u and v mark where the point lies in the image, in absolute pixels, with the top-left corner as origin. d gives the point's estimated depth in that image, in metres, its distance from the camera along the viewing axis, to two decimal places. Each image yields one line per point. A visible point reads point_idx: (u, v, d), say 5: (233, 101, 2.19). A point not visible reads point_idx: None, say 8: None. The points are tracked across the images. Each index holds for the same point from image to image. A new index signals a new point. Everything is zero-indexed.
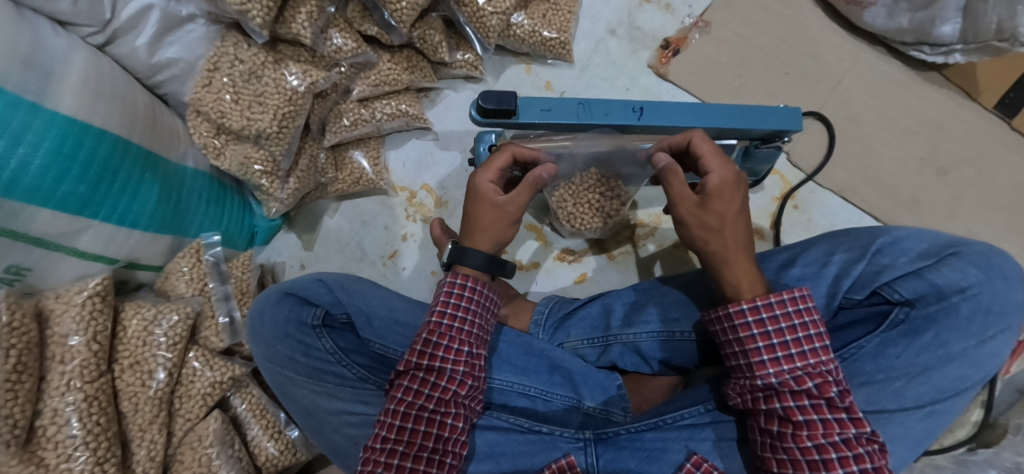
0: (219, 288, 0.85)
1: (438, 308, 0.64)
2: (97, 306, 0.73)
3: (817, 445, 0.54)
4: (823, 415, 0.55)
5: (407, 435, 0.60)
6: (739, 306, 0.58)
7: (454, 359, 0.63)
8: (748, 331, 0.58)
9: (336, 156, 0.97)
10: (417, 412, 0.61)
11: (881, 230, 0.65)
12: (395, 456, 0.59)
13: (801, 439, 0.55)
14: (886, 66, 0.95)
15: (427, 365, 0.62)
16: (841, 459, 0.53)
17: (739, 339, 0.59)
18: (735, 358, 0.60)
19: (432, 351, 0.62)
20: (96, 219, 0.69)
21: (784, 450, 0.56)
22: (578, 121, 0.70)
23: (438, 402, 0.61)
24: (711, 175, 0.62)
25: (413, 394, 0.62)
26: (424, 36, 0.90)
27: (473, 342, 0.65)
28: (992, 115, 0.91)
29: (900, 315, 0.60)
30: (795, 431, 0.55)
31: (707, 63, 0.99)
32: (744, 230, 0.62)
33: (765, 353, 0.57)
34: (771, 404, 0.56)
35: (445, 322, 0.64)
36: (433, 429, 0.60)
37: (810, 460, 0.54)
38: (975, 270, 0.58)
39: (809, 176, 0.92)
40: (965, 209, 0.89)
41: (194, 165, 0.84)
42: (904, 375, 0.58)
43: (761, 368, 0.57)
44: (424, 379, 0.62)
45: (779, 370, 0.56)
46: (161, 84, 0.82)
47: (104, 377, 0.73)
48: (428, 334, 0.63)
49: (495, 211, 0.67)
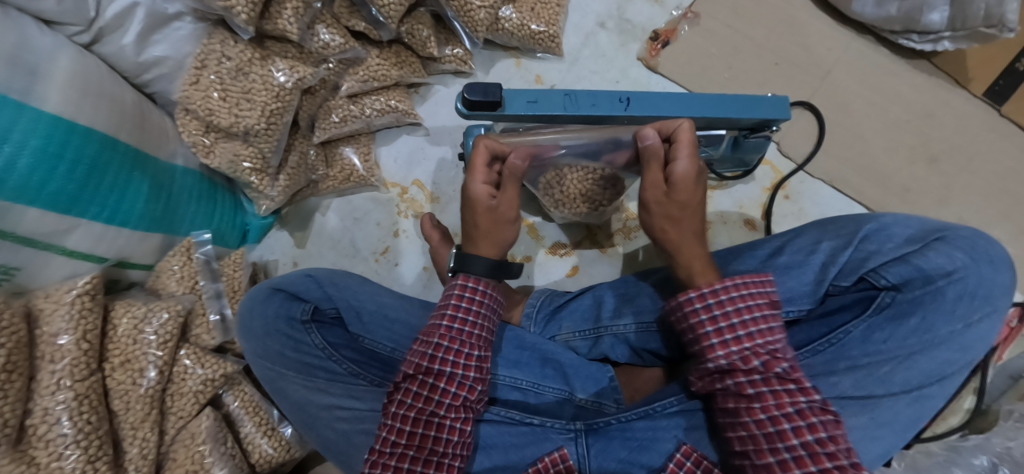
0: (210, 286, 0.85)
1: (448, 311, 0.64)
2: (86, 305, 0.72)
3: (769, 418, 0.54)
4: (774, 388, 0.55)
5: (417, 439, 0.60)
6: (686, 294, 0.59)
7: (463, 364, 0.62)
8: (698, 318, 0.58)
9: (326, 153, 0.97)
10: (428, 417, 0.60)
11: (868, 217, 0.65)
12: (405, 460, 0.59)
13: (755, 412, 0.55)
14: (876, 55, 0.95)
15: (437, 370, 0.62)
16: (795, 430, 0.53)
17: (692, 327, 0.59)
18: (693, 345, 0.60)
19: (442, 356, 0.62)
20: (85, 218, 0.69)
21: (742, 426, 0.56)
22: (564, 112, 0.69)
23: (449, 407, 0.61)
24: (679, 163, 0.63)
25: (423, 400, 0.61)
26: (413, 31, 0.90)
27: (480, 345, 0.65)
28: (982, 102, 0.91)
29: (886, 299, 0.60)
30: (748, 406, 0.56)
31: (696, 54, 0.99)
32: (697, 219, 0.65)
33: (714, 336, 0.57)
34: (725, 383, 0.57)
35: (456, 327, 0.63)
36: (440, 434, 0.60)
37: (767, 433, 0.54)
38: (961, 254, 0.58)
39: (799, 166, 0.92)
40: (956, 196, 0.89)
41: (184, 163, 0.84)
42: (892, 359, 0.57)
43: (711, 350, 0.58)
44: (436, 386, 0.61)
45: (730, 352, 0.57)
46: (149, 82, 0.82)
47: (95, 376, 0.73)
48: (439, 339, 0.62)
49: (492, 217, 0.68)
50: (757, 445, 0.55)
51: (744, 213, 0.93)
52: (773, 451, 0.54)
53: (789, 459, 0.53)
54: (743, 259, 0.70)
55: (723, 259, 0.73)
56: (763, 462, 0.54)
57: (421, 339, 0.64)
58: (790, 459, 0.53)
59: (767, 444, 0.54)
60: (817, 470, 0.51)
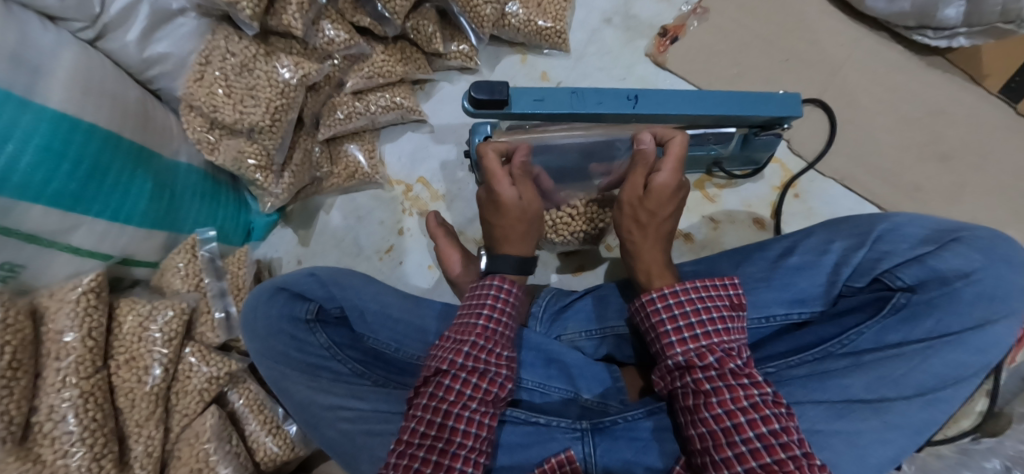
0: (214, 283, 0.85)
1: (484, 310, 0.65)
2: (91, 302, 0.72)
3: (727, 412, 0.54)
4: (729, 382, 0.55)
5: (447, 433, 0.59)
6: (649, 295, 0.61)
7: (496, 362, 0.63)
8: (659, 316, 0.60)
9: (331, 151, 0.97)
10: (460, 411, 0.59)
11: (881, 217, 0.64)
12: (434, 452, 0.58)
13: (713, 407, 0.55)
14: (889, 51, 0.93)
15: (472, 366, 0.61)
16: (751, 422, 0.53)
17: (653, 324, 0.61)
18: (656, 345, 0.62)
19: (477, 353, 0.62)
20: (88, 216, 0.69)
21: (701, 423, 0.55)
22: (571, 111, 0.68)
23: (479, 402, 0.61)
24: (661, 174, 0.68)
25: (455, 393, 0.60)
26: (418, 26, 0.89)
27: (507, 345, 0.66)
28: (997, 99, 0.90)
29: (901, 300, 0.59)
30: (706, 400, 0.55)
31: (705, 51, 0.97)
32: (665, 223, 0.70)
33: (673, 333, 0.59)
34: (684, 381, 0.58)
35: (490, 326, 0.64)
36: (470, 429, 0.59)
37: (724, 428, 0.54)
38: (978, 255, 0.57)
39: (810, 164, 0.91)
40: (969, 196, 0.88)
41: (188, 161, 0.83)
42: (906, 360, 0.56)
43: (670, 348, 0.59)
44: (471, 381, 0.60)
45: (687, 349, 0.58)
46: (153, 79, 0.81)
47: (100, 374, 0.73)
48: (476, 337, 0.62)
49: (520, 218, 0.73)
50: (716, 440, 0.54)
51: (752, 212, 0.91)
52: (730, 445, 0.53)
53: (747, 452, 0.52)
54: (753, 260, 0.70)
55: (732, 259, 0.72)
56: (721, 458, 0.53)
57: (454, 335, 0.64)
58: (748, 452, 0.52)
59: (726, 439, 0.53)
60: (773, 461, 0.51)
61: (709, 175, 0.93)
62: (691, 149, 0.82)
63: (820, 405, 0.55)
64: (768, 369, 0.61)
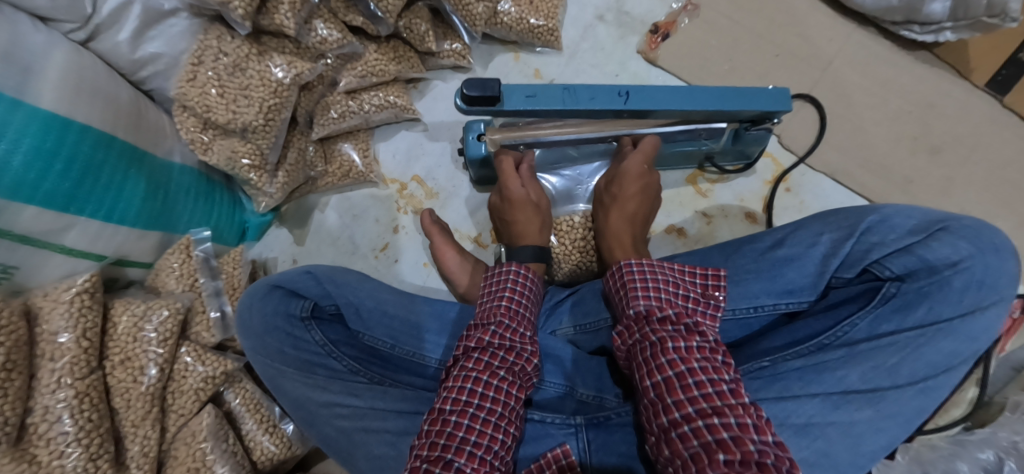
0: (209, 283, 0.85)
1: (505, 293, 0.68)
2: (86, 303, 0.72)
3: (682, 357, 0.56)
4: (684, 333, 0.59)
5: (478, 398, 0.58)
6: (627, 261, 0.66)
7: (521, 338, 0.64)
8: (629, 276, 0.65)
9: (325, 149, 0.96)
10: (490, 378, 0.59)
11: (870, 208, 0.65)
12: (466, 416, 0.57)
13: (670, 353, 0.57)
14: (877, 46, 0.94)
15: (498, 341, 0.63)
16: (703, 369, 0.55)
17: (621, 282, 0.65)
18: (620, 305, 0.65)
19: (502, 332, 0.64)
20: (82, 216, 0.69)
21: (657, 369, 0.56)
22: (563, 107, 0.69)
23: (508, 370, 0.61)
24: (629, 161, 0.78)
25: (484, 364, 0.60)
26: (410, 25, 0.90)
27: (529, 328, 0.67)
28: (984, 92, 0.91)
29: (891, 290, 0.59)
30: (664, 348, 0.57)
31: (696, 47, 0.98)
32: (630, 203, 0.78)
33: (639, 289, 0.63)
34: (643, 331, 0.60)
35: (513, 307, 0.67)
36: (502, 396, 0.59)
37: (678, 373, 0.55)
38: (966, 244, 0.58)
39: (800, 158, 0.92)
40: (958, 188, 0.88)
41: (181, 161, 0.84)
42: (899, 350, 0.56)
43: (634, 300, 0.63)
44: (500, 353, 0.62)
45: (650, 301, 0.62)
46: (146, 79, 0.81)
47: (95, 374, 0.73)
48: (500, 316, 0.65)
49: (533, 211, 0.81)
50: (669, 387, 0.55)
51: (745, 206, 0.92)
52: (681, 390, 0.54)
53: (698, 395, 0.53)
54: (743, 253, 0.70)
55: (723, 251, 0.72)
56: (672, 400, 0.54)
57: (480, 317, 0.66)
58: (699, 394, 0.53)
59: (678, 383, 0.55)
60: (722, 403, 0.52)
61: (701, 170, 0.93)
62: (682, 144, 0.83)
63: (816, 398, 0.55)
64: (762, 363, 0.60)
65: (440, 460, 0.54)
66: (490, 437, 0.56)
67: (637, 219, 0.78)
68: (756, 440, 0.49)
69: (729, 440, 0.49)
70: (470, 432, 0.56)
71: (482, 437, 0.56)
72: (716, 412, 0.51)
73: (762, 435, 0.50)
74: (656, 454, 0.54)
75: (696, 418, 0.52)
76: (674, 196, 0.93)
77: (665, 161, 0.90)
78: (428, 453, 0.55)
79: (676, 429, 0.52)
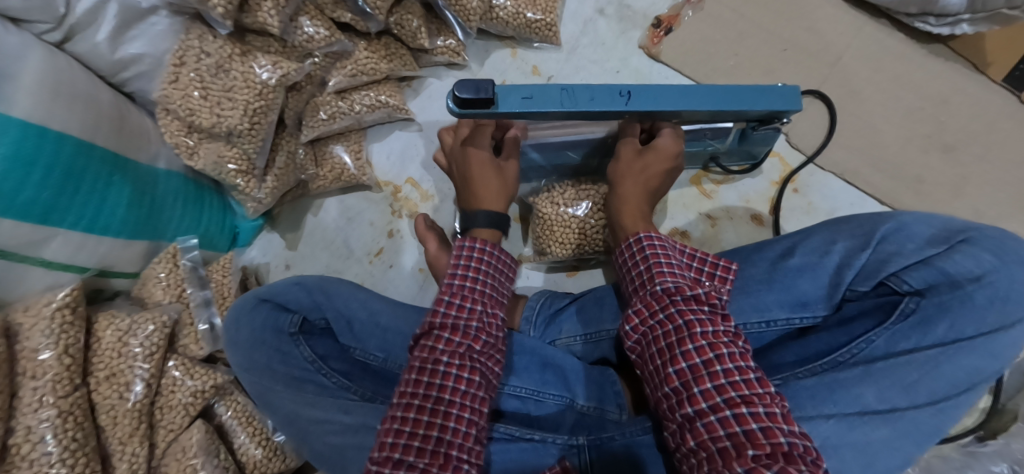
0: (198, 294, 0.83)
1: (456, 270, 0.64)
2: (67, 319, 0.70)
3: (710, 344, 0.55)
4: (709, 316, 0.58)
5: (422, 388, 0.57)
6: (648, 236, 0.64)
7: (465, 315, 0.61)
8: (652, 254, 0.63)
9: (316, 152, 0.93)
10: (433, 366, 0.57)
11: (886, 216, 0.63)
12: (411, 410, 0.55)
13: (698, 339, 0.55)
14: (890, 39, 0.90)
15: (441, 322, 0.61)
16: (730, 356, 0.54)
17: (643, 260, 0.64)
18: (639, 282, 0.63)
19: (445, 311, 0.62)
20: (62, 227, 0.66)
21: (682, 355, 0.55)
22: (561, 109, 0.65)
23: (451, 353, 0.58)
24: (664, 137, 0.72)
25: (429, 350, 0.59)
26: (402, 21, 0.86)
27: (486, 301, 0.64)
28: (1002, 88, 0.87)
29: (910, 305, 0.56)
30: (690, 333, 0.56)
31: (701, 41, 0.94)
32: (655, 180, 0.73)
33: (664, 267, 0.61)
34: (668, 311, 0.58)
35: (462, 284, 0.64)
36: (445, 382, 0.56)
37: (705, 360, 0.55)
38: (989, 256, 0.55)
39: (810, 158, 0.89)
40: (972, 188, 0.85)
41: (167, 166, 0.80)
42: (919, 367, 0.53)
43: (658, 278, 0.61)
44: (443, 335, 0.59)
45: (676, 279, 0.60)
46: (127, 81, 0.77)
47: (79, 392, 0.70)
48: (443, 295, 0.63)
49: (499, 175, 0.75)
50: (695, 374, 0.54)
51: (750, 208, 0.89)
52: (709, 377, 0.54)
53: (726, 384, 0.53)
54: (753, 261, 0.68)
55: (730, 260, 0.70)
56: (700, 389, 0.53)
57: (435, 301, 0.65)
58: (727, 383, 0.53)
59: (705, 371, 0.54)
60: (751, 393, 0.52)
61: (706, 170, 0.90)
62: (687, 144, 0.80)
63: (831, 419, 0.53)
64: (775, 381, 0.58)
65: (389, 459, 0.53)
66: (439, 427, 0.54)
67: (653, 195, 0.75)
68: (785, 432, 0.49)
69: (758, 432, 0.49)
70: (416, 426, 0.54)
71: (431, 428, 0.54)
72: (745, 403, 0.51)
73: (790, 426, 0.50)
74: (676, 442, 0.54)
75: (723, 408, 0.52)
76: (678, 197, 0.90)
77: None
78: (378, 452, 0.54)
79: (702, 419, 0.52)
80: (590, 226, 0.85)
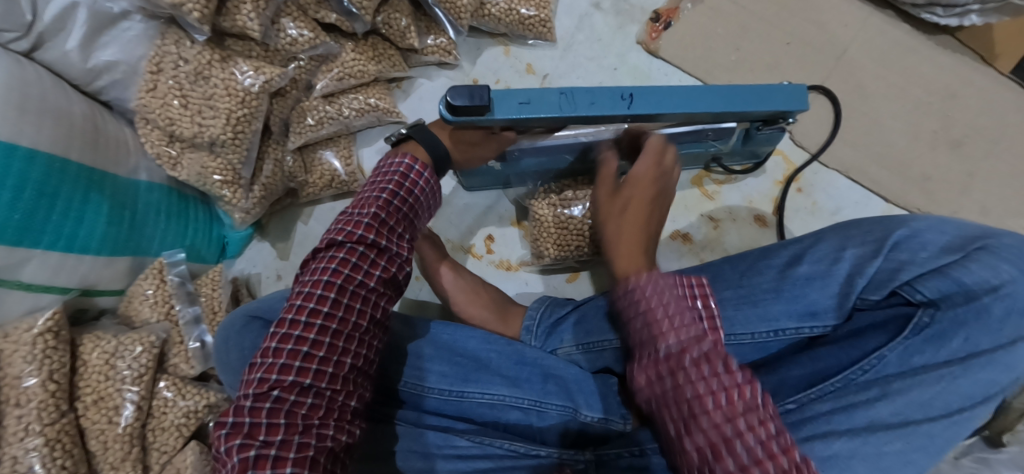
0: (186, 310, 0.80)
1: (389, 186, 0.60)
2: (50, 343, 0.67)
3: (729, 419, 0.43)
4: (726, 379, 0.44)
5: (342, 309, 0.54)
6: (631, 281, 0.51)
7: (398, 243, 0.60)
8: (642, 304, 0.50)
9: (304, 159, 0.89)
10: (356, 288, 0.55)
11: (898, 222, 0.61)
12: (327, 334, 0.52)
13: (710, 414, 0.43)
14: (896, 31, 0.89)
15: (371, 240, 0.57)
16: (756, 430, 0.42)
17: (647, 306, 0.50)
18: (635, 337, 0.50)
19: (379, 228, 0.58)
20: (38, 248, 0.62)
21: (699, 437, 0.43)
22: (561, 114, 0.61)
23: (378, 280, 0.57)
24: (640, 162, 0.66)
25: (352, 267, 0.55)
26: (390, 20, 0.83)
27: (411, 232, 0.63)
28: (1009, 80, 0.86)
29: (924, 318, 0.54)
30: (701, 407, 0.44)
31: (702, 36, 0.92)
32: (641, 211, 0.64)
33: (672, 319, 0.48)
34: (673, 379, 0.46)
35: (394, 203, 0.60)
36: (365, 306, 0.56)
37: (728, 440, 0.42)
38: (1007, 266, 0.54)
39: (813, 155, 0.87)
40: (979, 185, 0.84)
41: (148, 179, 0.77)
42: (933, 382, 0.51)
43: (655, 335, 0.48)
44: (371, 254, 0.57)
45: (681, 333, 0.47)
46: (102, 90, 0.74)
47: (66, 418, 0.68)
48: (377, 209, 0.58)
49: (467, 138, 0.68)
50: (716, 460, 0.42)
51: (754, 208, 0.88)
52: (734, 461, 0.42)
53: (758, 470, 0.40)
54: (760, 270, 0.67)
55: (735, 268, 0.69)
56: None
57: (354, 212, 0.59)
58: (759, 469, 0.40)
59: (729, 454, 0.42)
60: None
61: (707, 171, 0.89)
62: (688, 146, 0.77)
63: (843, 437, 0.50)
64: (788, 406, 0.56)
65: (294, 386, 0.50)
66: (352, 354, 0.54)
67: (647, 233, 0.63)
68: None
69: None
70: (331, 352, 0.52)
71: (345, 355, 0.53)
72: None
73: None
74: None
75: None
76: (680, 199, 0.89)
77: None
78: (280, 376, 0.50)
79: None
80: (586, 227, 0.83)
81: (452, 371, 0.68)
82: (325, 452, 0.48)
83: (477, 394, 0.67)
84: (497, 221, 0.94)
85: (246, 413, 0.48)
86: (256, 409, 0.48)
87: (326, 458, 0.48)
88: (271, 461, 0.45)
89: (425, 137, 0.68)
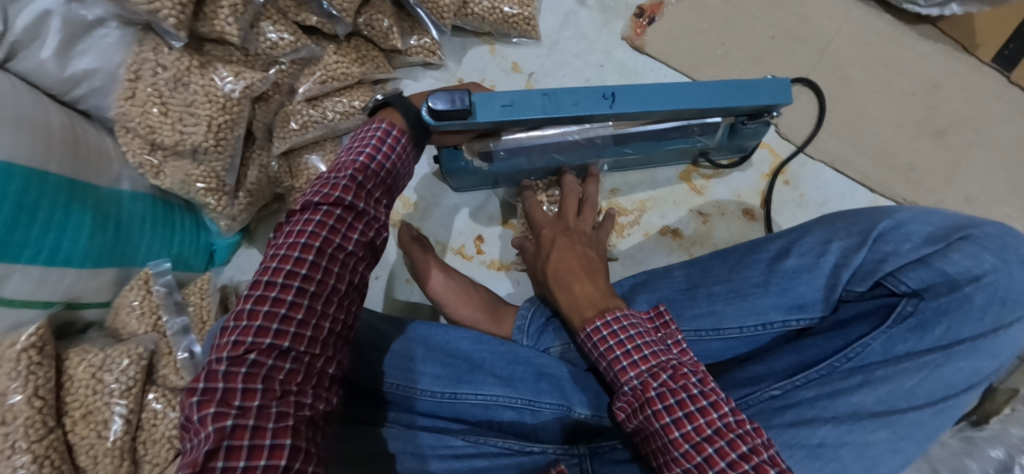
0: (174, 321, 0.79)
1: (366, 149, 0.58)
2: (35, 359, 0.65)
3: (694, 445, 0.48)
4: (690, 408, 0.49)
5: (320, 272, 0.53)
6: (593, 324, 0.57)
7: (376, 207, 0.59)
8: (607, 346, 0.55)
9: (290, 164, 0.87)
10: (334, 251, 0.54)
11: (883, 213, 0.61)
12: (305, 296, 0.52)
13: (677, 443, 0.49)
14: (878, 22, 0.89)
15: (349, 203, 0.55)
16: (720, 451, 0.47)
17: (604, 350, 0.56)
18: (609, 376, 0.56)
19: (357, 192, 0.56)
20: (20, 262, 0.61)
21: (674, 463, 0.49)
22: (545, 116, 0.61)
23: (356, 244, 0.56)
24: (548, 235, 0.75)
25: (329, 229, 0.54)
26: (372, 22, 0.82)
27: (387, 197, 0.61)
28: (990, 68, 0.87)
29: (908, 308, 0.54)
30: (670, 438, 0.49)
31: (686, 31, 0.92)
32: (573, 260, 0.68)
33: (623, 357, 0.54)
34: (644, 414, 0.51)
35: (372, 167, 0.58)
36: (343, 270, 0.55)
37: (698, 464, 0.48)
38: (989, 255, 0.54)
39: (799, 148, 0.87)
40: (962, 173, 0.85)
41: (131, 188, 0.76)
42: (917, 371, 0.52)
43: (623, 375, 0.54)
44: (347, 219, 0.55)
45: (642, 370, 0.53)
46: (80, 99, 0.72)
47: (54, 434, 0.66)
48: (354, 172, 0.56)
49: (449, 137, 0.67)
50: None
51: (742, 202, 0.88)
52: None
53: None
54: (748, 264, 0.67)
55: (723, 263, 0.69)
56: None
57: (330, 175, 0.57)
58: None
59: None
60: None
61: (695, 166, 0.89)
62: (675, 141, 0.77)
63: (829, 423, 0.51)
64: (773, 392, 0.56)
65: (272, 349, 0.49)
66: (331, 318, 0.54)
67: (590, 271, 0.67)
68: None
69: None
70: (310, 316, 0.52)
71: (323, 320, 0.53)
72: None
73: None
74: None
75: None
76: (668, 194, 0.89)
77: (627, 163, 0.86)
78: (256, 339, 0.49)
79: None
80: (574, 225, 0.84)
81: (445, 373, 0.67)
82: (304, 421, 0.49)
83: (470, 393, 0.66)
84: (487, 220, 0.94)
85: (219, 378, 0.47)
86: (231, 374, 0.47)
87: (305, 427, 0.49)
88: (250, 432, 0.45)
89: (405, 108, 0.63)
